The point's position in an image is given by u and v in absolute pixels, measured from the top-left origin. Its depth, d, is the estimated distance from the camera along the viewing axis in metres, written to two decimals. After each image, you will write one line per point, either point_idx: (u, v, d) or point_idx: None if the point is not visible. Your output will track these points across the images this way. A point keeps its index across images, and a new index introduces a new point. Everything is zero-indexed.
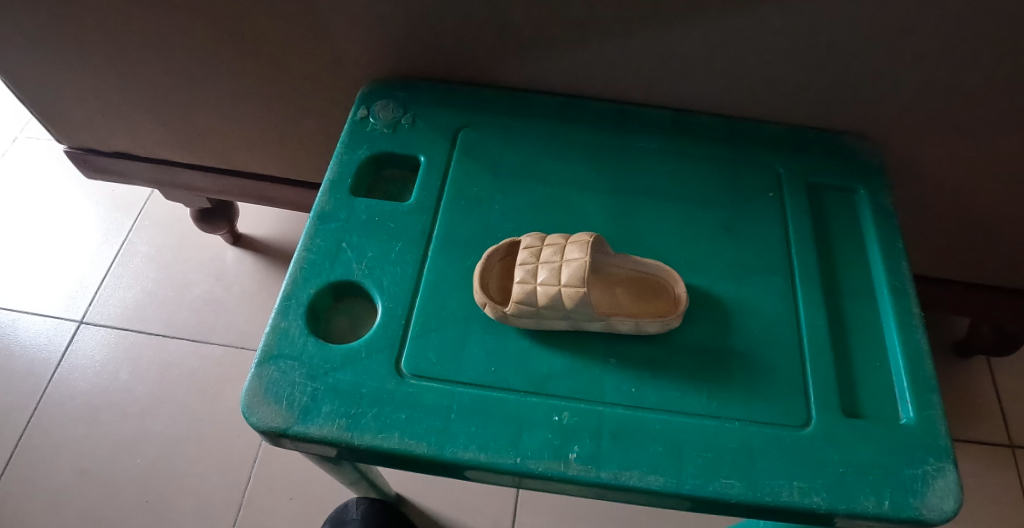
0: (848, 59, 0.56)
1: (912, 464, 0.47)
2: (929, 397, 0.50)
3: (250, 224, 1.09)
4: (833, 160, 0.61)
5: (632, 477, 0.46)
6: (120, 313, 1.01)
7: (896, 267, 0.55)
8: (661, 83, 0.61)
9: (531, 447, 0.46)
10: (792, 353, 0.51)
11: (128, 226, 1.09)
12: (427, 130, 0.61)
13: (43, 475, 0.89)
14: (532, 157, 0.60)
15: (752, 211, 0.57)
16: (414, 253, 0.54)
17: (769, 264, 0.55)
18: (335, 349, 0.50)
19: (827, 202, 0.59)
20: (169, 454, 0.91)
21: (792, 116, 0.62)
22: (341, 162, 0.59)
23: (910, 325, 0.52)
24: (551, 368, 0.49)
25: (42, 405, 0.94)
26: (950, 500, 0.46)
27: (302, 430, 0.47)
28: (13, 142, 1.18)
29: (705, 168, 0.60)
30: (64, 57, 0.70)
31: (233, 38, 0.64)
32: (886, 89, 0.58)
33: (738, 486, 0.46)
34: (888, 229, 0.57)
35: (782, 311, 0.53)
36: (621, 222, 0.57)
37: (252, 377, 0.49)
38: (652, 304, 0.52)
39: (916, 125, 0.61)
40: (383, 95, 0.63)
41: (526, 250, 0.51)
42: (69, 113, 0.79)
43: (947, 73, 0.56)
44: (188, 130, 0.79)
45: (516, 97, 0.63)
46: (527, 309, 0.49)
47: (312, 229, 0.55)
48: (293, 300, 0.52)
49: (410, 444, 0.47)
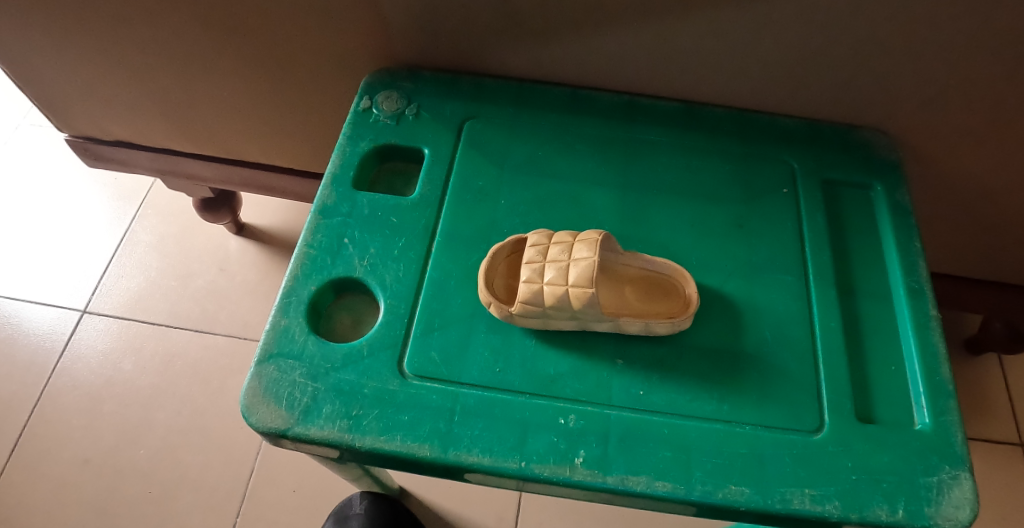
0: (867, 50, 0.54)
1: (927, 472, 0.46)
2: (946, 402, 0.48)
3: (254, 214, 1.08)
4: (850, 156, 0.59)
5: (639, 483, 0.45)
6: (123, 303, 1.00)
7: (913, 266, 0.53)
8: (671, 74, 0.59)
9: (536, 451, 0.45)
10: (805, 354, 0.50)
11: (131, 214, 1.08)
12: (432, 121, 0.59)
13: (46, 466, 0.89)
14: (540, 150, 0.58)
15: (765, 208, 0.56)
16: (418, 249, 0.53)
17: (782, 263, 0.53)
18: (336, 347, 0.49)
19: (843, 198, 0.57)
20: (173, 445, 0.90)
21: (806, 109, 0.60)
22: (343, 155, 0.57)
23: (927, 329, 0.51)
24: (557, 369, 0.48)
25: (46, 395, 0.93)
26: (966, 510, 0.45)
27: (302, 431, 0.46)
28: (15, 129, 1.16)
29: (718, 163, 0.58)
30: (62, 46, 0.69)
31: (233, 27, 0.63)
32: (904, 82, 0.56)
33: (749, 493, 0.44)
34: (906, 228, 0.55)
35: (795, 312, 0.51)
36: (630, 217, 0.55)
37: (252, 375, 0.48)
38: (662, 303, 0.50)
39: (935, 120, 0.59)
40: (386, 85, 0.61)
41: (534, 248, 0.49)
42: (70, 102, 0.77)
43: (970, 66, 0.54)
44: (190, 119, 0.78)
45: (524, 89, 0.61)
46: (533, 309, 0.48)
47: (314, 223, 0.54)
48: (293, 296, 0.51)
49: (413, 447, 0.45)
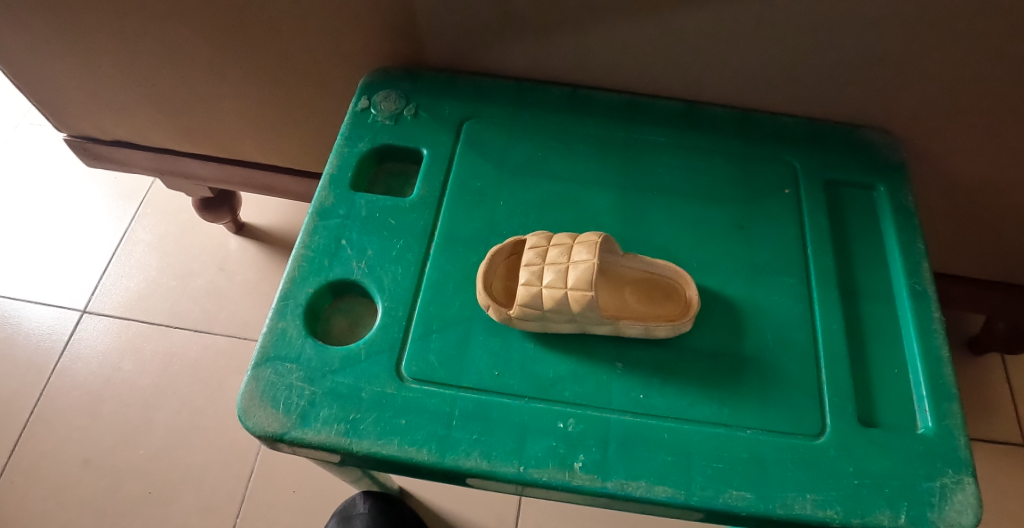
0: (870, 50, 0.53)
1: (930, 476, 0.45)
2: (949, 406, 0.48)
3: (254, 213, 1.08)
4: (852, 156, 0.58)
5: (639, 487, 0.44)
6: (123, 302, 1.00)
7: (916, 268, 0.53)
8: (672, 73, 0.59)
9: (535, 455, 0.45)
10: (806, 357, 0.49)
11: (131, 214, 1.08)
12: (430, 121, 0.59)
13: (46, 466, 0.89)
14: (540, 150, 0.58)
15: (767, 209, 0.55)
16: (416, 251, 0.52)
17: (784, 265, 0.53)
18: (334, 350, 0.48)
19: (845, 199, 0.57)
20: (173, 445, 0.90)
21: (809, 109, 0.60)
22: (340, 155, 0.57)
23: (930, 332, 0.50)
24: (556, 372, 0.48)
25: (47, 395, 0.93)
26: (969, 515, 0.44)
27: (300, 435, 0.46)
28: (15, 129, 1.16)
29: (720, 163, 0.57)
30: (60, 46, 0.68)
31: (230, 26, 0.62)
32: (907, 82, 0.55)
33: (749, 498, 0.44)
34: (909, 229, 0.55)
35: (797, 314, 0.51)
36: (630, 219, 0.55)
37: (249, 379, 0.47)
38: (662, 306, 0.50)
39: (939, 120, 0.58)
40: (384, 85, 0.61)
41: (533, 250, 0.49)
42: (68, 102, 0.77)
43: (974, 65, 0.53)
44: (188, 119, 0.77)
45: (523, 88, 0.61)
46: (532, 312, 0.47)
47: (312, 225, 0.53)
48: (291, 299, 0.50)
49: (411, 451, 0.45)
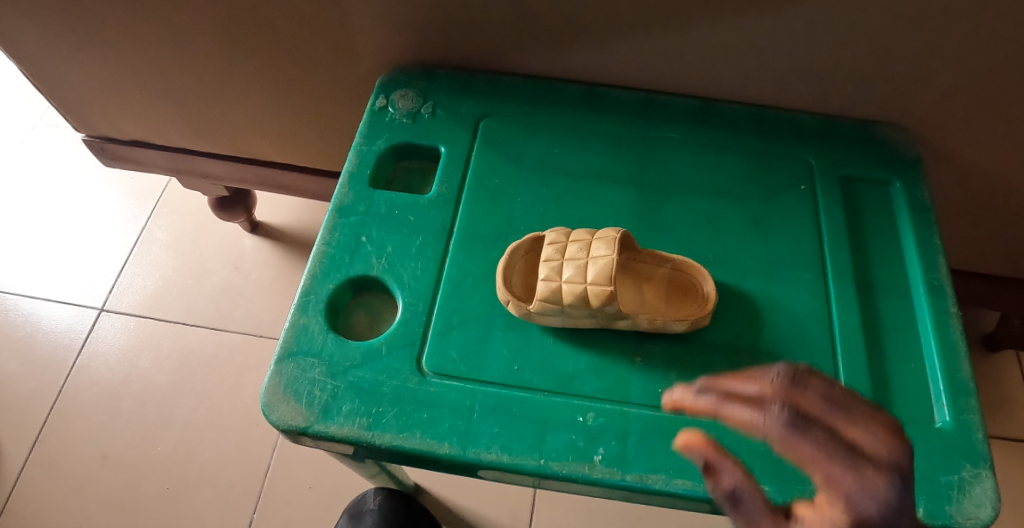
0: (885, 48, 0.54)
1: (947, 470, 0.46)
2: (966, 400, 0.48)
3: (268, 212, 1.09)
4: (868, 152, 0.58)
5: (658, 480, 0.45)
6: (140, 301, 1.01)
7: (932, 263, 0.53)
8: (688, 72, 0.59)
9: (555, 448, 0.45)
10: (823, 353, 0.49)
11: (147, 213, 1.09)
12: (448, 120, 0.59)
13: (65, 462, 0.90)
14: (556, 148, 0.58)
15: (783, 205, 0.56)
16: (435, 248, 0.53)
17: (801, 261, 0.53)
18: (356, 345, 0.49)
19: (860, 195, 0.57)
20: (190, 440, 0.91)
21: (824, 106, 0.60)
22: (359, 154, 0.57)
23: (947, 327, 0.51)
24: (575, 367, 0.48)
25: (66, 391, 0.94)
26: (988, 509, 0.44)
27: (322, 429, 0.46)
28: (32, 129, 1.17)
29: (735, 160, 0.58)
30: (81, 48, 0.69)
31: (250, 28, 0.63)
32: (923, 79, 0.56)
33: (768, 491, 0.44)
34: (925, 225, 0.55)
35: (814, 310, 0.51)
36: (646, 214, 0.55)
37: (272, 374, 0.48)
38: (680, 302, 0.50)
39: (955, 117, 0.59)
40: (402, 84, 0.61)
41: (552, 246, 0.49)
42: (88, 103, 0.78)
43: (991, 63, 0.53)
44: (206, 120, 0.78)
45: (538, 86, 0.61)
46: (552, 307, 0.47)
47: (331, 222, 0.54)
48: (312, 295, 0.51)
49: (432, 444, 0.46)
